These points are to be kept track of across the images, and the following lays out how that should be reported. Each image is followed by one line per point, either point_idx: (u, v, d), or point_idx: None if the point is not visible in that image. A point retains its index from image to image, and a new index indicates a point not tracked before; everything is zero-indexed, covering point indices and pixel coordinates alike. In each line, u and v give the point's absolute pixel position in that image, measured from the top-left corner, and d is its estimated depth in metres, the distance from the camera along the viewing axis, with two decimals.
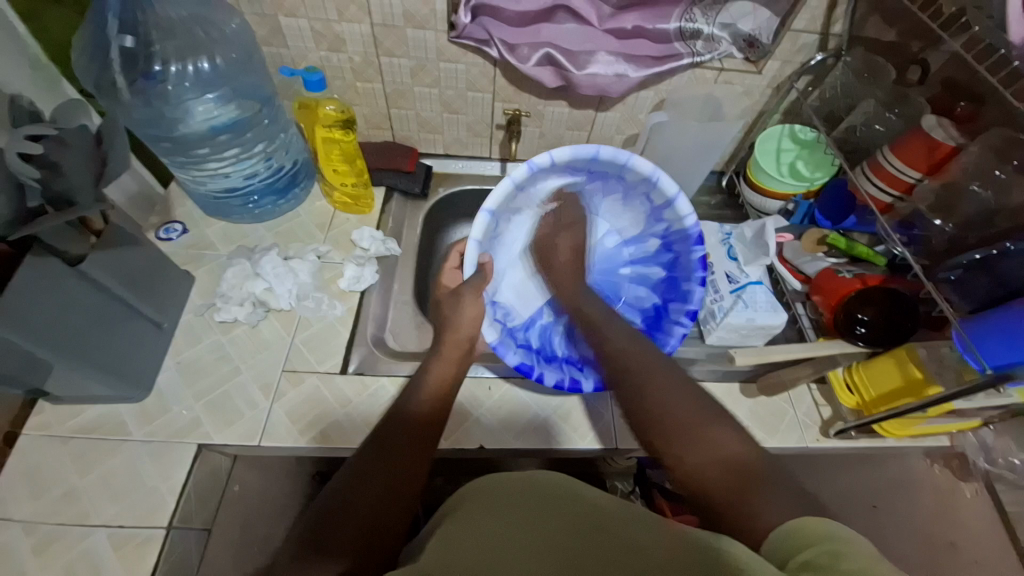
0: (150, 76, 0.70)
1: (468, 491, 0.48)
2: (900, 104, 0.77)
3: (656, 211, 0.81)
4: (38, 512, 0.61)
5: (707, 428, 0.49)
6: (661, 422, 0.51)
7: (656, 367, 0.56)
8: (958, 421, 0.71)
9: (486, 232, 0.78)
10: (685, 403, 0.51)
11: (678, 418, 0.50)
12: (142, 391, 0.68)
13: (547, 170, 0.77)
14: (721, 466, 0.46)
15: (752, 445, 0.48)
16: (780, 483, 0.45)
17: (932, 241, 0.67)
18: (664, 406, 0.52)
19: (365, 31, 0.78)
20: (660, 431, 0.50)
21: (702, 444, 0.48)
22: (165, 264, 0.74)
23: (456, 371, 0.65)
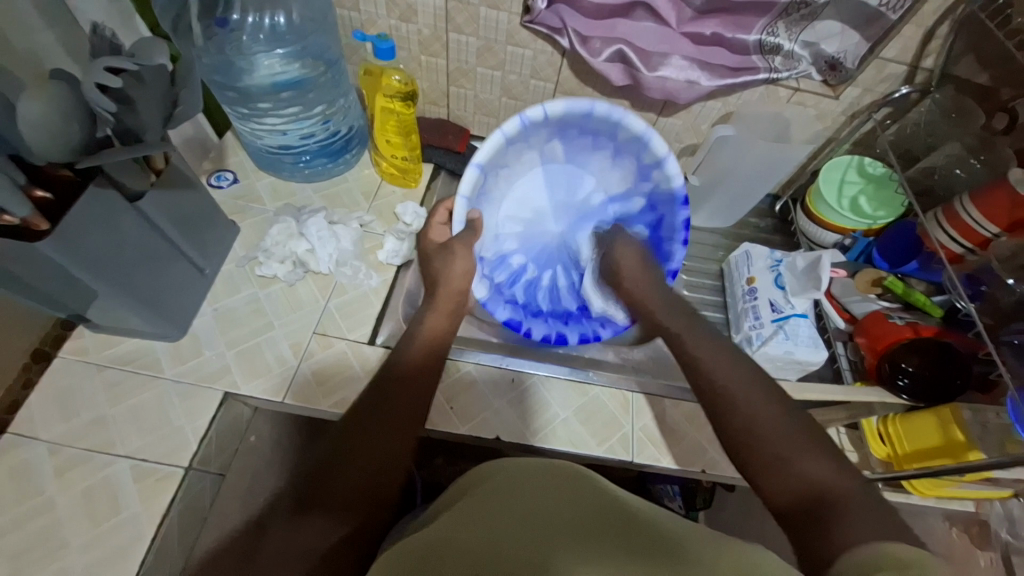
0: (225, 23, 0.72)
1: (490, 472, 0.47)
2: (986, 151, 0.72)
3: (644, 169, 0.79)
4: (69, 434, 0.64)
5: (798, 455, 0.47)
6: (759, 449, 0.49)
7: (762, 395, 0.52)
8: (993, 490, 0.68)
9: (474, 188, 0.75)
10: (772, 423, 0.50)
11: (770, 442, 0.49)
12: (178, 331, 0.70)
13: (538, 125, 0.74)
14: (808, 493, 0.45)
15: (842, 473, 0.45)
16: (862, 510, 0.42)
17: (998, 300, 0.64)
18: (759, 432, 0.50)
19: (438, 4, 0.77)
20: (757, 461, 0.49)
21: (790, 468, 0.47)
22: (215, 211, 0.74)
23: (449, 324, 0.67)
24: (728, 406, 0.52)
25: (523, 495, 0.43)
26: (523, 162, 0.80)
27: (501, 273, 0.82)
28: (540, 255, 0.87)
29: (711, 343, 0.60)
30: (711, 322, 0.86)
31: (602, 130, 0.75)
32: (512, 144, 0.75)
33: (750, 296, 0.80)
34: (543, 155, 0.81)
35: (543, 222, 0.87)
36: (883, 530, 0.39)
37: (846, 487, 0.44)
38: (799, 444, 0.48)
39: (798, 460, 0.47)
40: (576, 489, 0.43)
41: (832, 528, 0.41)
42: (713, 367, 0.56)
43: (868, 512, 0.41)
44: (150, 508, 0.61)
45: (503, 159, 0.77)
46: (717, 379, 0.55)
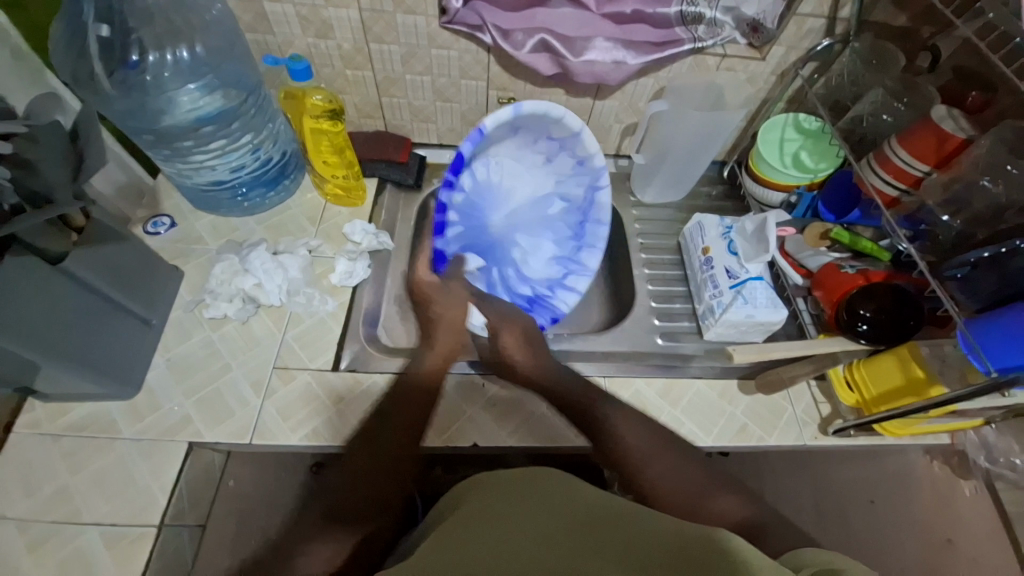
0: (129, 65, 0.68)
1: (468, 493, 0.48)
2: (909, 94, 0.75)
3: (569, 259, 0.85)
4: (29, 511, 0.61)
5: (710, 498, 0.50)
6: (671, 498, 0.51)
7: (662, 445, 0.55)
8: (961, 420, 0.70)
9: (497, 122, 0.72)
10: (692, 476, 0.52)
11: (683, 493, 0.51)
12: (132, 389, 0.68)
13: (572, 156, 0.80)
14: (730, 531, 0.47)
15: (752, 505, 0.50)
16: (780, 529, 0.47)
17: (939, 237, 0.66)
18: (678, 487, 0.51)
19: (354, 16, 0.75)
20: (674, 510, 0.50)
21: (704, 513, 0.49)
22: (154, 258, 0.72)
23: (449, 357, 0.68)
24: (641, 458, 0.54)
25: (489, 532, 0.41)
26: (518, 147, 0.80)
27: (444, 215, 0.76)
28: (467, 227, 0.82)
29: (618, 405, 0.59)
30: (675, 296, 0.86)
31: (586, 176, 0.81)
32: (534, 122, 0.76)
33: (707, 266, 0.81)
34: (532, 160, 0.82)
35: (490, 206, 0.84)
36: (787, 540, 0.45)
37: (760, 516, 0.49)
38: (699, 490, 0.51)
39: (710, 501, 0.50)
40: (546, 497, 0.44)
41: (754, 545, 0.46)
42: (612, 418, 0.58)
43: (786, 539, 0.45)
44: (125, 574, 0.59)
45: (531, 137, 0.78)
46: (629, 440, 0.55)
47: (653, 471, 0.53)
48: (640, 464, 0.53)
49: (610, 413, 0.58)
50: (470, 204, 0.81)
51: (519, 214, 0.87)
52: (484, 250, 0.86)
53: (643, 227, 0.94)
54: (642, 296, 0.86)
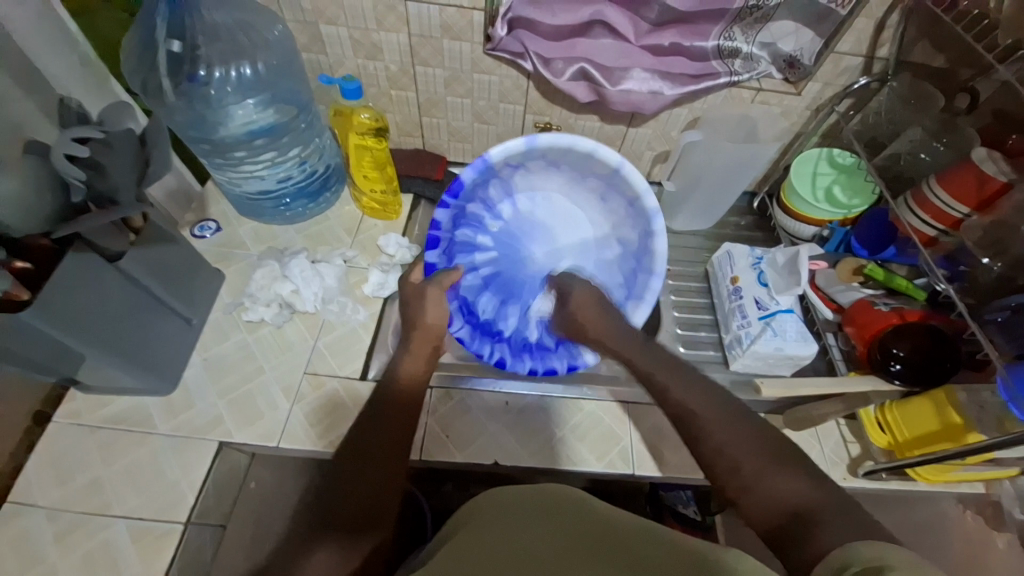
0: (194, 78, 0.72)
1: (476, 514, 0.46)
2: (948, 134, 0.75)
3: (629, 289, 0.79)
4: (64, 499, 0.63)
5: (773, 471, 0.45)
6: (735, 468, 0.46)
7: (721, 407, 0.50)
8: (996, 470, 0.68)
9: (551, 155, 0.77)
10: (747, 441, 0.47)
11: (741, 462, 0.46)
12: (169, 385, 0.70)
13: (631, 199, 0.77)
14: (790, 508, 0.42)
15: (818, 484, 0.43)
16: (845, 514, 0.40)
17: (978, 279, 0.64)
18: (733, 455, 0.47)
19: (402, 41, 0.79)
20: (730, 478, 0.46)
21: (760, 487, 0.45)
22: (199, 261, 0.75)
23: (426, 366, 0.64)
24: (698, 420, 0.50)
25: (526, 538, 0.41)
26: (570, 183, 0.83)
27: (472, 234, 0.81)
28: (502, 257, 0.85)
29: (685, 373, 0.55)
30: (701, 324, 0.86)
31: (639, 219, 0.78)
32: (573, 157, 0.77)
33: (736, 296, 0.80)
34: (586, 198, 0.84)
35: (529, 240, 0.85)
36: (850, 529, 0.38)
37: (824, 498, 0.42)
38: (761, 457, 0.46)
39: (771, 476, 0.45)
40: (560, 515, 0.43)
41: (813, 532, 0.40)
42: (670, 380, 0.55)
43: (848, 525, 0.39)
44: (150, 568, 0.60)
45: (576, 165, 0.79)
46: (691, 406, 0.51)
47: (710, 436, 0.49)
48: (693, 425, 0.50)
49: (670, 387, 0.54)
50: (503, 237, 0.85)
51: (557, 253, 0.85)
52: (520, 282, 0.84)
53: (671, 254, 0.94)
54: (669, 322, 0.86)
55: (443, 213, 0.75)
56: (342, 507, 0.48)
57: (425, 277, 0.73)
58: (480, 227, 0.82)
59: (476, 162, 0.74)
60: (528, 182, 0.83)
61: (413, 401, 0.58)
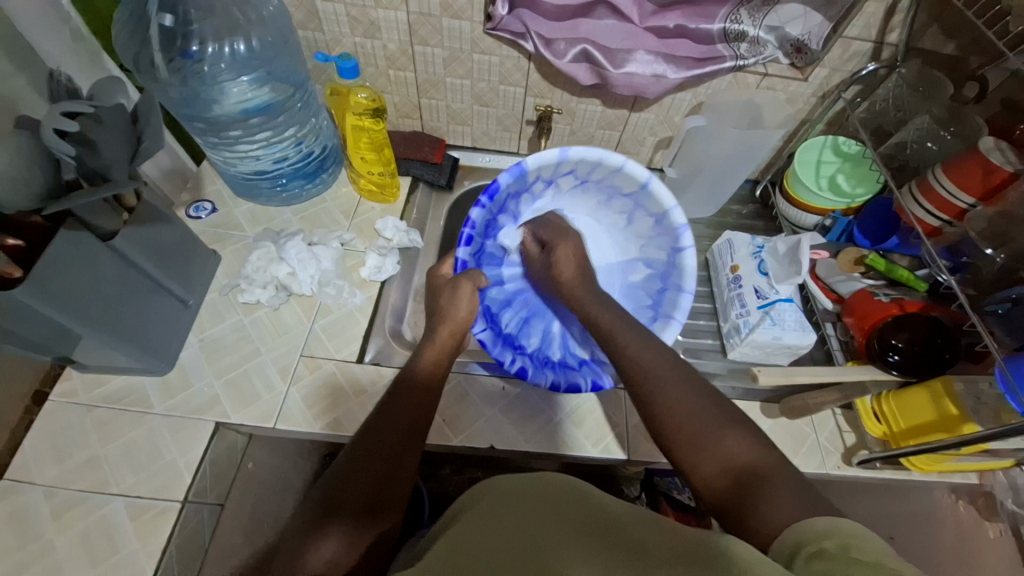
0: (187, 54, 0.70)
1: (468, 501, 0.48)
2: (957, 122, 0.73)
3: (658, 305, 0.78)
4: (62, 477, 0.63)
5: (719, 437, 0.48)
6: (687, 426, 0.50)
7: (673, 375, 0.54)
8: (991, 460, 0.68)
9: (580, 168, 0.78)
10: (699, 406, 0.51)
11: (693, 425, 0.50)
12: (165, 365, 0.70)
13: (654, 215, 0.78)
14: (731, 472, 0.46)
15: (760, 447, 0.48)
16: (789, 482, 0.44)
17: (981, 269, 0.64)
18: (683, 419, 0.50)
19: (401, 19, 0.77)
20: (680, 438, 0.50)
21: (708, 449, 0.48)
22: (195, 241, 0.74)
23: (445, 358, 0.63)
24: (654, 388, 0.53)
25: (512, 514, 0.42)
26: (596, 204, 0.84)
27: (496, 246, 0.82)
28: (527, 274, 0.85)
29: (636, 335, 0.59)
30: (699, 312, 0.86)
31: (667, 238, 0.77)
32: (601, 176, 0.79)
33: (736, 284, 0.80)
34: (612, 219, 0.85)
35: (554, 259, 0.86)
36: (796, 500, 0.42)
37: (767, 465, 0.46)
38: (710, 419, 0.50)
39: (720, 438, 0.48)
40: (562, 500, 0.43)
41: (758, 501, 0.43)
42: (625, 345, 0.58)
43: (798, 492, 0.43)
44: (148, 545, 0.61)
45: (606, 181, 0.79)
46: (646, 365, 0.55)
47: (666, 400, 0.52)
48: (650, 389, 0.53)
49: (627, 348, 0.58)
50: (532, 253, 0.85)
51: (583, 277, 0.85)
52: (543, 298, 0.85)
53: None
54: None
55: (477, 213, 0.73)
56: (347, 494, 0.48)
57: (456, 273, 0.72)
58: (506, 240, 0.83)
59: (513, 168, 0.74)
60: (554, 201, 0.85)
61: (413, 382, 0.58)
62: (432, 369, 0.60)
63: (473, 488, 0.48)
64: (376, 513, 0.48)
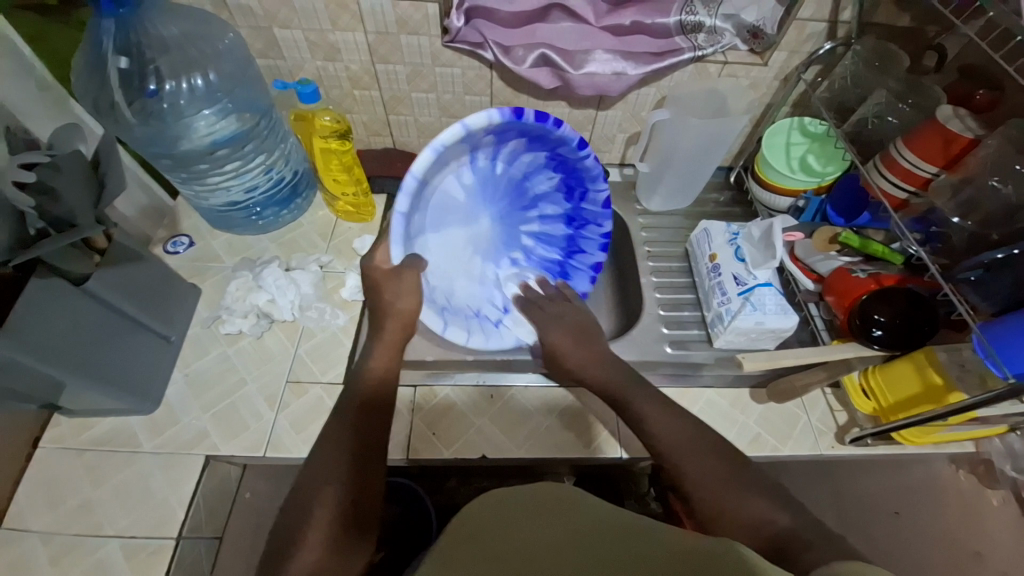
0: (148, 95, 0.71)
1: (478, 513, 0.46)
2: (914, 93, 0.74)
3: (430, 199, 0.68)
4: (54, 523, 0.63)
5: (747, 500, 0.47)
6: (709, 500, 0.48)
7: (698, 448, 0.51)
8: (982, 427, 0.68)
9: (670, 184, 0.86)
10: (724, 471, 0.49)
11: (729, 497, 0.47)
12: (152, 404, 0.70)
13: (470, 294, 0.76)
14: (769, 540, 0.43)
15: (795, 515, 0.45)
16: (824, 546, 0.41)
17: (952, 238, 0.64)
18: (702, 483, 0.49)
19: (360, 39, 0.77)
20: (711, 510, 0.47)
21: (740, 514, 0.46)
22: (173, 279, 0.75)
23: (396, 355, 0.61)
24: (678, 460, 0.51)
25: (535, 531, 0.42)
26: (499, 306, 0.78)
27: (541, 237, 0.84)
28: (507, 215, 0.80)
29: (673, 416, 0.55)
30: (683, 303, 0.86)
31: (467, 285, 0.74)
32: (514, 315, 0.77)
33: (715, 273, 0.80)
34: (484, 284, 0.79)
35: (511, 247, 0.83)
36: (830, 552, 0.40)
37: (799, 524, 0.44)
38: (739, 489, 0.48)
39: (749, 502, 0.46)
40: (556, 510, 0.44)
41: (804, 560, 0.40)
42: (656, 418, 0.55)
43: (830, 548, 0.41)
44: None
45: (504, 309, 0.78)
46: (672, 439, 0.53)
47: (688, 477, 0.50)
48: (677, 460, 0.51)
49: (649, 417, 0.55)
50: (508, 236, 0.81)
51: (486, 242, 0.79)
52: (503, 234, 0.81)
53: (650, 235, 0.94)
54: (651, 304, 0.86)
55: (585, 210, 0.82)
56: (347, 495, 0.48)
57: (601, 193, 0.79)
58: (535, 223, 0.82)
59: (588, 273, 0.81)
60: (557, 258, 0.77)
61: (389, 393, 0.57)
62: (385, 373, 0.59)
63: (479, 500, 0.47)
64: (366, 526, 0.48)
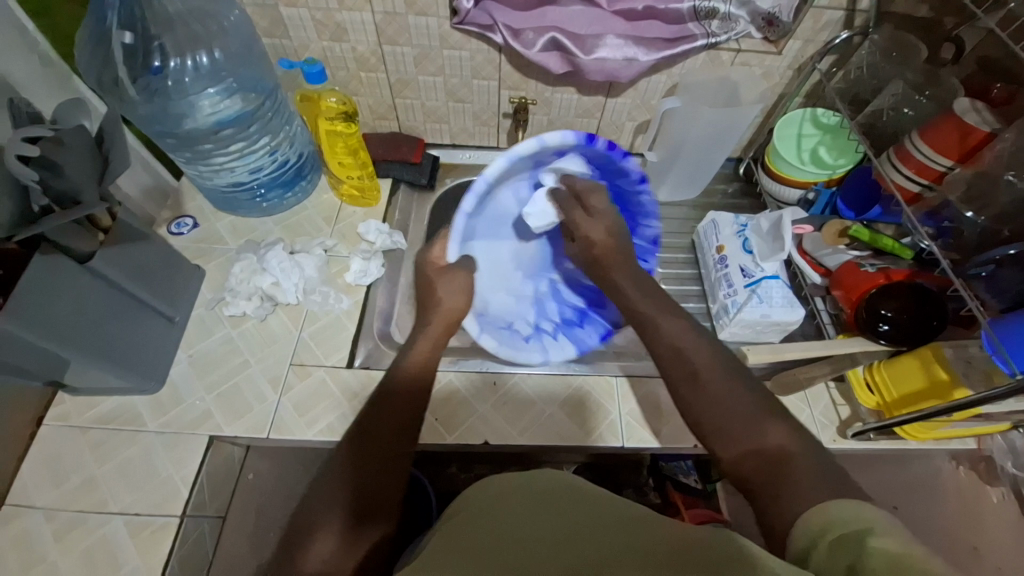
0: (152, 71, 0.70)
1: (469, 501, 0.47)
2: (931, 86, 0.73)
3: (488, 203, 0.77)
4: (60, 499, 0.64)
5: (753, 422, 0.44)
6: (714, 413, 0.46)
7: (713, 367, 0.49)
8: (985, 424, 0.68)
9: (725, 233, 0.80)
10: (733, 393, 0.47)
11: (722, 416, 0.46)
12: (156, 384, 0.70)
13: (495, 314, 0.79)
14: (760, 458, 0.42)
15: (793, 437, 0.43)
16: (814, 468, 0.39)
17: (964, 235, 0.64)
18: (708, 402, 0.47)
19: (367, 19, 0.76)
20: (707, 425, 0.46)
21: (737, 430, 0.45)
22: (177, 259, 0.75)
23: (435, 346, 0.61)
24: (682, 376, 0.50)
25: (536, 520, 0.42)
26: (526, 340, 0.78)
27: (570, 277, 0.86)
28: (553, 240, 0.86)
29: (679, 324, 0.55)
30: (689, 295, 0.86)
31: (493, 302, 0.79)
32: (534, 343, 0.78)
33: (722, 265, 0.80)
34: (510, 310, 0.83)
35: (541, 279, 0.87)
36: (819, 483, 0.38)
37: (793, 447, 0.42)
38: (743, 416, 0.45)
39: (751, 422, 0.44)
40: (551, 500, 0.44)
41: (786, 485, 0.39)
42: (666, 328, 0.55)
43: (820, 474, 0.39)
44: (149, 560, 0.61)
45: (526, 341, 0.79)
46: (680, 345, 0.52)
47: (697, 396, 0.48)
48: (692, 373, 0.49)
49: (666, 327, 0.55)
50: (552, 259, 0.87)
51: (517, 272, 0.86)
52: (538, 264, 0.88)
53: None
54: None
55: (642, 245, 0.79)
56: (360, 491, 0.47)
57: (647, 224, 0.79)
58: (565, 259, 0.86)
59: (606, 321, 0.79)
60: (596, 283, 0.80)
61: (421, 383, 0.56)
62: (421, 365, 0.58)
63: (467, 492, 0.49)
64: (374, 513, 0.47)
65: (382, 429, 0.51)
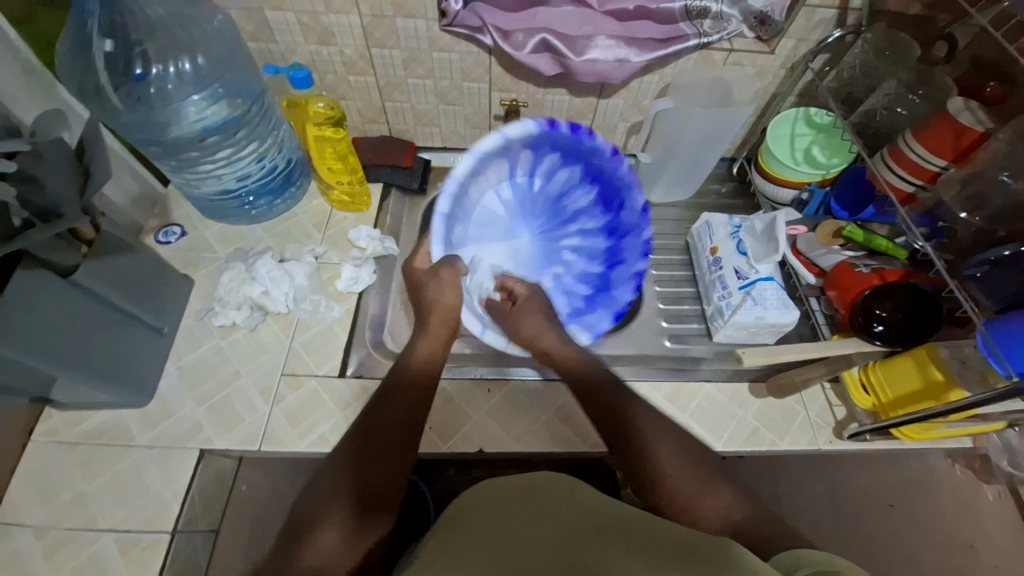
0: (135, 79, 0.69)
1: (472, 498, 0.47)
2: (924, 85, 0.72)
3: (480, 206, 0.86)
4: (48, 516, 0.63)
5: (708, 491, 0.49)
6: (674, 487, 0.50)
7: (664, 434, 0.53)
8: (981, 423, 0.67)
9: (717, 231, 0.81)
10: (687, 465, 0.51)
11: (681, 481, 0.50)
12: (145, 397, 0.69)
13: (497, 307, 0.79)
14: (725, 526, 0.47)
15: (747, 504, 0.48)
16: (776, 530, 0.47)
17: (958, 235, 0.63)
18: (667, 476, 0.50)
19: (354, 22, 0.75)
20: (667, 496, 0.50)
21: (703, 502, 0.48)
22: (165, 269, 0.73)
23: (444, 349, 0.65)
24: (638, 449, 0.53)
25: (541, 519, 0.42)
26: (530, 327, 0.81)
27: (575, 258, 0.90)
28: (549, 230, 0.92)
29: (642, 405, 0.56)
30: (684, 297, 0.85)
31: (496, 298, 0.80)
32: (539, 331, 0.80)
33: (716, 266, 0.79)
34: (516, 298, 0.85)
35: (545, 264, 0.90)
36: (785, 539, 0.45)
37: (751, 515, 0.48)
38: (698, 480, 0.50)
39: (708, 495, 0.49)
40: (555, 501, 0.44)
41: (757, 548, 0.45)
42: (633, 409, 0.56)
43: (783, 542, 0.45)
44: None
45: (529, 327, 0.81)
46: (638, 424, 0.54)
47: (651, 464, 0.51)
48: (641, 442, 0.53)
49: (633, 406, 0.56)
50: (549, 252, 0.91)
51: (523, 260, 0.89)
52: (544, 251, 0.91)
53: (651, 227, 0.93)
54: (650, 298, 0.85)
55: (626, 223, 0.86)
56: (364, 481, 0.50)
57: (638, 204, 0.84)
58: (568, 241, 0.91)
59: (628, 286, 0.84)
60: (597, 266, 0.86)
61: (426, 384, 0.59)
62: (427, 363, 0.62)
63: (474, 487, 0.49)
64: (379, 505, 0.49)
65: (385, 429, 0.54)
